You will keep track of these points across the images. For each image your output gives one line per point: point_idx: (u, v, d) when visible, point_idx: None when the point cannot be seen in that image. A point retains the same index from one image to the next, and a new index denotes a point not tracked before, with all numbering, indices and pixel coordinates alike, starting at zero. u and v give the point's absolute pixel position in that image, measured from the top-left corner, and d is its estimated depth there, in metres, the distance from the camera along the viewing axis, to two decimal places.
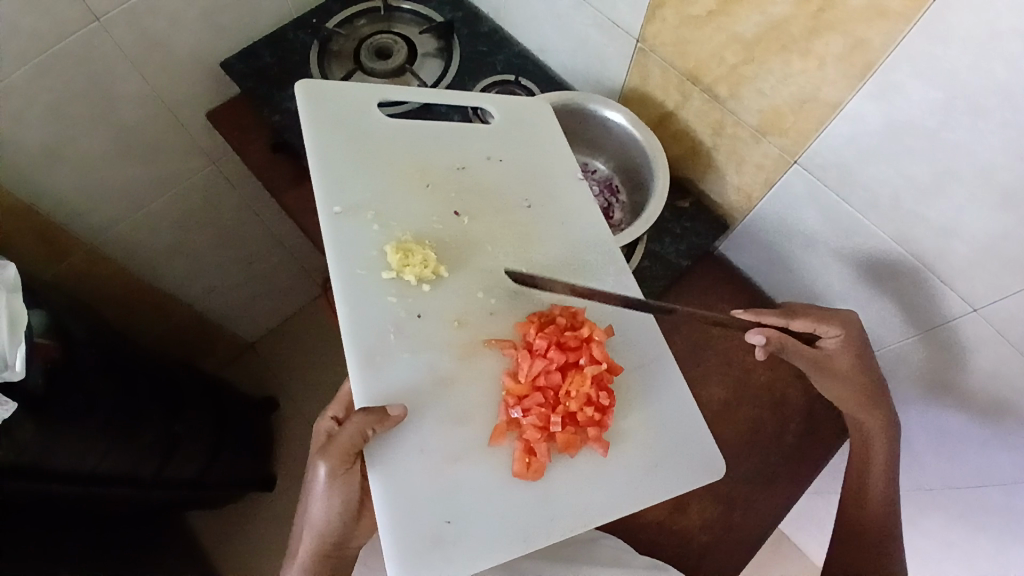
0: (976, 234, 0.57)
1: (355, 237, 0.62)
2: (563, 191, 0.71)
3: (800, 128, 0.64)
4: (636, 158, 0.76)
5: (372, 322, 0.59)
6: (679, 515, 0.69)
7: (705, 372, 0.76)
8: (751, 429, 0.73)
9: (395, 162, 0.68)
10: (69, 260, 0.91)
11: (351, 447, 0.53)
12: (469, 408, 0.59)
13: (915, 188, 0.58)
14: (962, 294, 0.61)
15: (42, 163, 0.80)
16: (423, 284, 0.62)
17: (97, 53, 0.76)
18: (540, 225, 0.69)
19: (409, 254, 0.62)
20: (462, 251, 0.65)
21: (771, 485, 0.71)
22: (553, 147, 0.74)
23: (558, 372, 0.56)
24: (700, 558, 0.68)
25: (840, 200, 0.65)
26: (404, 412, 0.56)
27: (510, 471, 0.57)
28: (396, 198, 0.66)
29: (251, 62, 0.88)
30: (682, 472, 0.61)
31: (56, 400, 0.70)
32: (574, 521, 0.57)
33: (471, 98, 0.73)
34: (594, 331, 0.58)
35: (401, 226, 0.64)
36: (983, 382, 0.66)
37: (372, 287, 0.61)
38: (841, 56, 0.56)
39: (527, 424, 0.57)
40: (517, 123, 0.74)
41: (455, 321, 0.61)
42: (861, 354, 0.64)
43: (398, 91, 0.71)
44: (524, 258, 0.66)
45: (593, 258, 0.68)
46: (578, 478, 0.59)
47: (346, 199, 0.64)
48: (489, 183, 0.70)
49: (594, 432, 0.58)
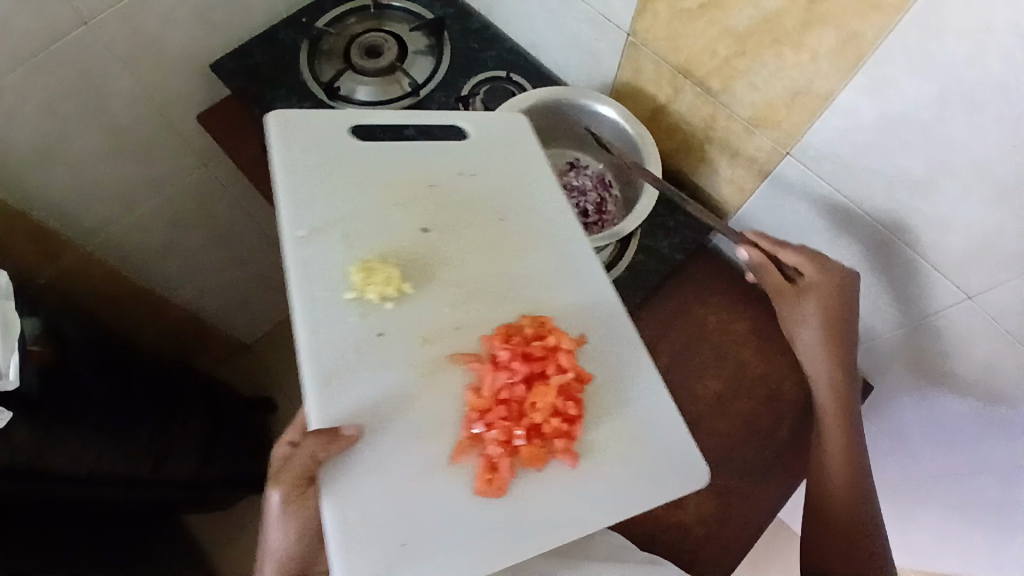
0: (969, 228, 0.57)
1: (314, 258, 0.59)
2: (541, 200, 0.67)
3: (793, 121, 0.64)
4: (627, 152, 0.75)
5: (332, 345, 0.56)
6: (675, 508, 0.69)
7: (700, 366, 0.76)
8: (747, 421, 0.74)
9: (364, 174, 0.64)
10: (60, 262, 0.89)
11: (302, 471, 0.51)
12: (428, 428, 0.55)
13: (908, 179, 0.58)
14: (957, 285, 0.61)
15: (33, 166, 0.80)
16: (386, 302, 0.58)
17: (87, 54, 0.76)
18: (518, 238, 0.64)
19: (371, 272, 0.58)
20: (429, 265, 0.61)
21: (768, 479, 0.71)
22: (533, 154, 0.69)
23: (523, 384, 0.54)
24: (697, 552, 0.68)
25: (833, 191, 0.65)
26: (358, 431, 0.53)
27: (473, 489, 0.53)
28: (359, 210, 0.62)
29: (242, 62, 0.87)
30: (664, 489, 0.56)
31: (51, 401, 0.71)
32: (540, 541, 0.53)
33: (445, 113, 0.69)
34: (562, 340, 0.56)
35: (365, 243, 0.60)
36: (979, 373, 0.66)
37: (331, 307, 0.57)
38: (834, 49, 0.56)
39: (489, 439, 0.53)
40: (498, 134, 0.70)
41: (421, 339, 0.58)
42: (835, 307, 0.65)
43: (374, 115, 0.66)
44: (501, 275, 0.62)
45: (578, 269, 0.64)
46: (546, 492, 0.54)
47: (308, 220, 0.60)
48: (459, 190, 0.66)
49: (562, 444, 0.54)
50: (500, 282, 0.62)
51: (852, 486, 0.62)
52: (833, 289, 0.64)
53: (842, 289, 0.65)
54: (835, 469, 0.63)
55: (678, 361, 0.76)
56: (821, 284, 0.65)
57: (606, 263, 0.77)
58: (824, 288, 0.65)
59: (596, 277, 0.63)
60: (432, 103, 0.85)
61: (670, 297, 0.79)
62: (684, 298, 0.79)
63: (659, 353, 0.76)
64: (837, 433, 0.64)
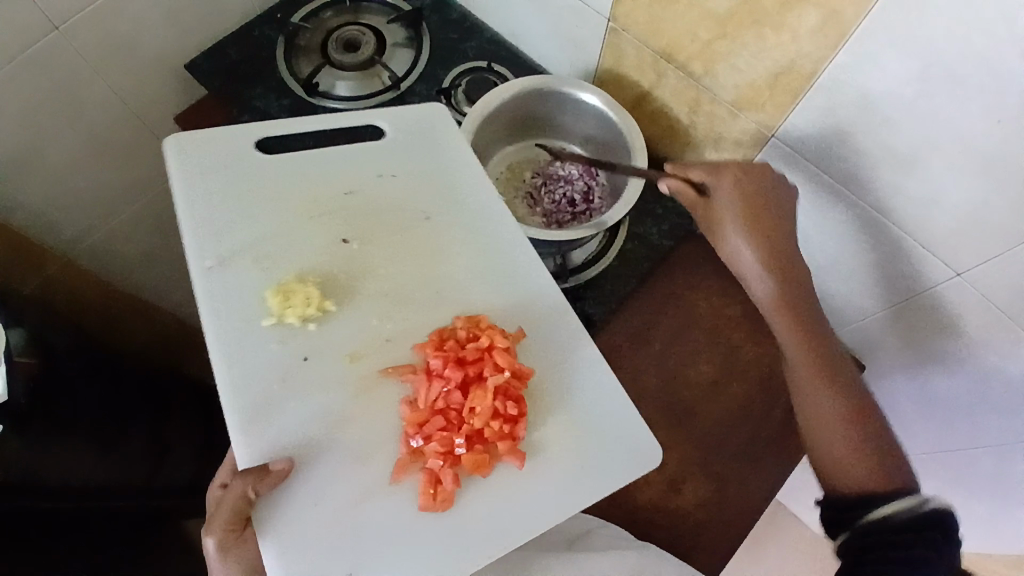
0: (957, 202, 0.57)
1: (230, 289, 0.62)
2: (460, 197, 0.69)
3: (777, 102, 0.63)
4: (613, 140, 0.73)
5: (254, 372, 0.59)
6: (672, 494, 0.70)
7: (693, 351, 0.76)
8: (741, 403, 0.74)
9: (277, 195, 0.66)
10: (47, 271, 0.87)
11: (235, 513, 0.54)
12: (368, 449, 0.58)
13: (893, 156, 0.58)
14: (946, 261, 0.61)
15: (11, 177, 0.78)
16: (308, 323, 0.62)
17: (58, 59, 0.74)
18: (438, 237, 0.67)
19: (289, 295, 0.61)
20: (350, 280, 0.64)
21: (763, 459, 0.72)
22: (445, 152, 0.70)
23: (459, 390, 0.56)
24: (696, 536, 0.69)
25: (820, 172, 0.65)
26: (290, 465, 0.56)
27: (417, 504, 0.57)
28: (277, 237, 0.65)
29: (218, 61, 0.86)
30: (604, 477, 0.60)
31: (41, 413, 0.71)
32: (488, 546, 0.57)
33: (358, 113, 0.69)
34: (495, 339, 0.58)
35: (283, 266, 0.63)
36: (969, 346, 0.67)
37: (253, 337, 0.60)
38: (815, 29, 0.56)
39: (429, 451, 0.56)
40: (413, 131, 0.71)
41: (349, 357, 0.61)
42: (751, 208, 0.62)
43: (280, 125, 0.68)
44: (427, 279, 0.65)
45: (512, 263, 0.66)
46: (493, 495, 0.58)
47: (218, 250, 0.63)
48: (383, 198, 0.68)
49: (505, 445, 0.57)
50: (424, 285, 0.65)
51: (829, 381, 0.59)
52: (737, 186, 0.62)
53: (747, 178, 0.63)
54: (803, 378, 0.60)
55: (671, 347, 0.76)
56: (722, 189, 0.63)
57: (596, 253, 0.77)
58: (727, 192, 0.63)
59: (531, 276, 0.66)
60: (413, 96, 0.84)
61: (662, 283, 0.78)
62: (674, 284, 0.79)
63: (651, 341, 0.76)
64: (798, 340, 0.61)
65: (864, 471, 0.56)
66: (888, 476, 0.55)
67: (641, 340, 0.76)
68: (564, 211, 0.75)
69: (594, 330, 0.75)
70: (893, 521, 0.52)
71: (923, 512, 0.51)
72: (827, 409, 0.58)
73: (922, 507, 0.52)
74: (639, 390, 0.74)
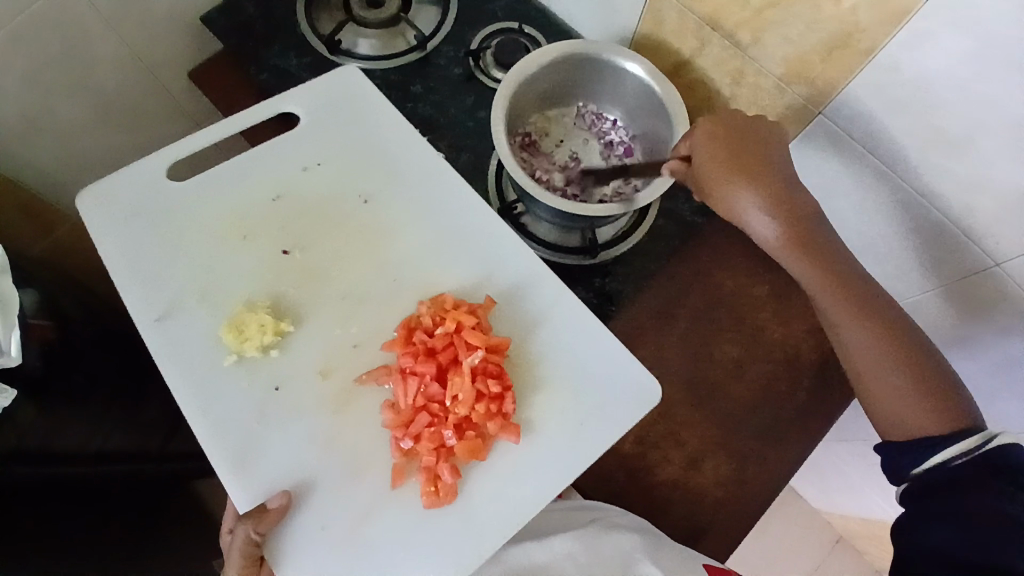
0: (1005, 188, 0.55)
1: (186, 335, 0.62)
2: (399, 178, 0.70)
3: (828, 77, 0.61)
4: (652, 111, 0.69)
5: (228, 418, 0.59)
6: (694, 472, 0.70)
7: (717, 331, 0.75)
8: (765, 383, 0.74)
9: (200, 228, 0.65)
10: (54, 234, 0.85)
11: (247, 555, 0.55)
12: (367, 447, 0.60)
13: (943, 140, 0.56)
14: (984, 249, 0.60)
15: (22, 133, 0.75)
16: (270, 351, 0.62)
17: (71, 11, 0.70)
18: (383, 219, 0.68)
19: (243, 328, 0.61)
20: (303, 291, 0.64)
21: (784, 439, 0.72)
22: (371, 143, 0.71)
23: (437, 381, 0.58)
24: (715, 514, 0.69)
25: (866, 152, 0.63)
26: (287, 498, 0.57)
27: (422, 503, 0.59)
28: (216, 269, 0.64)
29: (234, 15, 0.82)
30: (599, 431, 0.62)
31: (57, 380, 0.68)
32: (505, 525, 0.59)
33: (267, 103, 0.69)
34: (461, 319, 0.60)
35: (228, 295, 0.63)
36: (1001, 334, 0.66)
37: (219, 379, 0.61)
38: (876, 2, 0.53)
39: (422, 449, 0.58)
40: (326, 108, 0.71)
41: (320, 373, 0.62)
42: (744, 159, 0.58)
43: (192, 141, 0.67)
44: (387, 269, 0.66)
45: (473, 235, 0.68)
46: (498, 478, 0.60)
47: (161, 303, 0.63)
48: (312, 194, 0.68)
49: (496, 423, 0.59)
50: (384, 275, 0.66)
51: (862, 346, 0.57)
52: (718, 139, 0.59)
53: (720, 128, 0.59)
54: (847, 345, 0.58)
55: (697, 325, 0.75)
56: (705, 149, 0.59)
57: (626, 228, 0.76)
58: (711, 151, 0.59)
59: (500, 249, 0.68)
60: (439, 57, 0.81)
61: (691, 260, 0.77)
62: (701, 262, 0.77)
63: (676, 320, 0.75)
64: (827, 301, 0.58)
65: (921, 412, 0.54)
66: (946, 410, 0.54)
67: (666, 319, 0.75)
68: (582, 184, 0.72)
69: (620, 308, 0.74)
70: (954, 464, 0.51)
71: (986, 451, 0.51)
72: (866, 362, 0.57)
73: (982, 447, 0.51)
74: (663, 369, 0.73)
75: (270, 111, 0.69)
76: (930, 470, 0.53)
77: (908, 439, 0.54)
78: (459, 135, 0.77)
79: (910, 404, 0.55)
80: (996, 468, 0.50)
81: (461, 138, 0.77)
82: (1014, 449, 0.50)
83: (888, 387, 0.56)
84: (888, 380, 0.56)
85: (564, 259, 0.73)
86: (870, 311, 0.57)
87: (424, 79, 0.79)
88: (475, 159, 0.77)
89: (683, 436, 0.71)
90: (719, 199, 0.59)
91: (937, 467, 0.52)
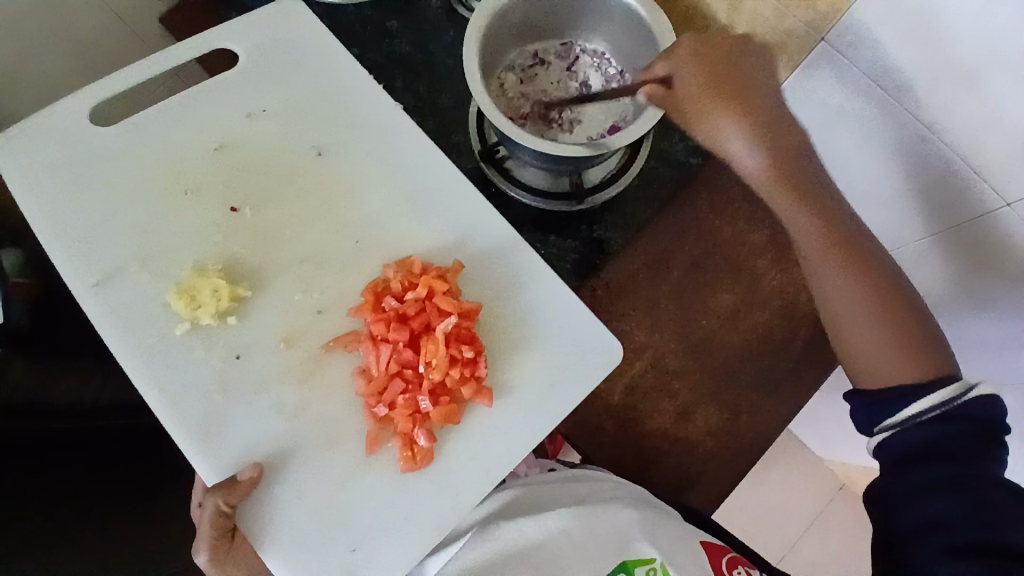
0: (1018, 124, 0.50)
1: (133, 301, 0.61)
2: (353, 129, 0.68)
3: (830, 2, 0.55)
4: (643, 44, 0.62)
5: (184, 391, 0.59)
6: (684, 423, 0.69)
7: (711, 281, 0.72)
8: (761, 333, 0.71)
9: (141, 186, 0.64)
10: None
11: (216, 528, 0.55)
12: (333, 417, 0.60)
13: (954, 69, 0.51)
14: (996, 189, 0.55)
15: None
16: (226, 318, 0.61)
17: None
18: (338, 172, 0.66)
19: (196, 294, 0.60)
20: (258, 256, 0.63)
21: (777, 391, 0.70)
22: (317, 87, 0.68)
23: (409, 347, 0.57)
24: (705, 464, 0.69)
25: (872, 83, 0.58)
26: (259, 470, 0.57)
27: (400, 467, 0.59)
28: (161, 231, 0.63)
29: None
30: (566, 385, 0.63)
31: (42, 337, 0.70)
32: (478, 479, 0.60)
33: (203, 38, 0.67)
34: (432, 284, 0.58)
35: (177, 260, 0.62)
36: (1008, 285, 0.62)
37: (172, 348, 0.60)
38: None
39: (397, 416, 0.58)
40: (264, 46, 0.69)
41: (283, 341, 0.61)
42: (727, 85, 0.54)
43: (116, 82, 0.66)
44: (347, 230, 0.65)
45: (438, 191, 0.66)
46: (470, 438, 0.61)
47: (103, 269, 0.61)
48: (260, 147, 0.66)
49: (472, 387, 0.59)
50: (347, 235, 0.64)
51: (842, 289, 0.54)
52: (703, 65, 0.54)
53: (705, 46, 0.54)
54: (829, 287, 0.55)
55: (690, 274, 0.72)
56: (691, 72, 0.54)
57: (616, 170, 0.71)
58: (698, 74, 0.54)
59: (453, 199, 0.66)
60: None
61: (686, 208, 0.73)
62: (697, 209, 0.73)
63: (670, 267, 0.72)
64: (800, 227, 0.55)
65: (900, 358, 0.52)
66: (918, 354, 0.52)
67: (659, 268, 0.72)
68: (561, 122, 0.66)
69: (608, 258, 0.70)
70: (922, 420, 0.50)
71: (960, 403, 0.49)
72: (844, 304, 0.54)
73: (959, 399, 0.49)
74: (654, 321, 0.71)
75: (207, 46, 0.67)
76: (900, 424, 0.50)
77: (883, 393, 0.52)
78: (439, 74, 0.73)
79: (886, 348, 0.53)
80: (970, 418, 0.48)
81: (442, 79, 0.73)
82: (992, 405, 0.49)
83: (875, 329, 0.53)
84: (865, 325, 0.53)
85: (553, 206, 0.69)
86: (857, 246, 0.54)
87: (402, 14, 0.74)
88: (456, 100, 0.72)
89: (674, 387, 0.70)
90: (705, 129, 0.54)
91: (906, 420, 0.50)
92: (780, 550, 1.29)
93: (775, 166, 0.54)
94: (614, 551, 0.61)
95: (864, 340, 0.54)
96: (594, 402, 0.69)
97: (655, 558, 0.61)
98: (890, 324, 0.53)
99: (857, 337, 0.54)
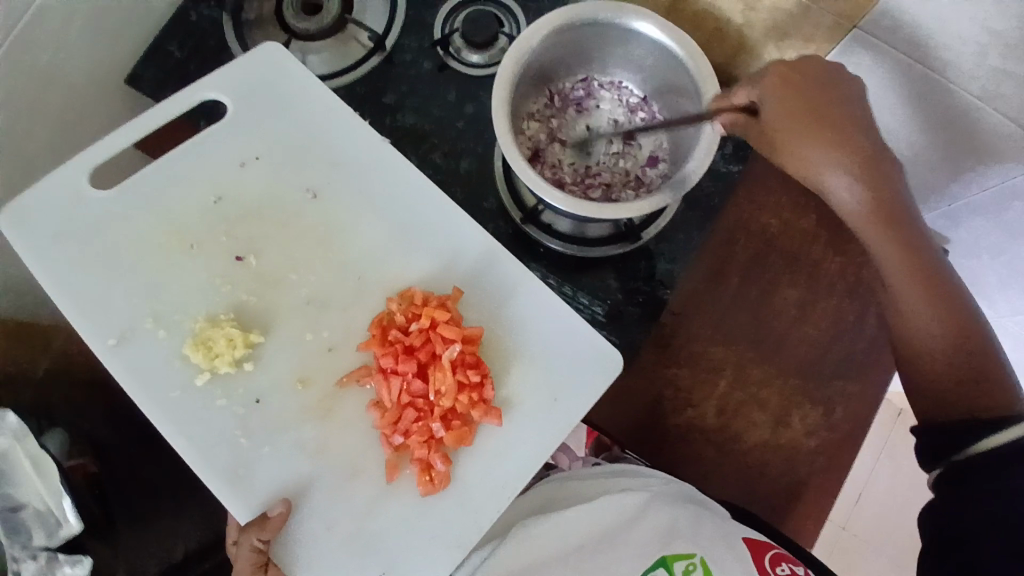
0: None
1: (148, 357, 0.58)
2: (347, 161, 0.64)
3: None
4: (670, 71, 0.60)
5: (212, 438, 0.57)
6: (782, 429, 0.69)
7: (773, 279, 0.70)
8: (833, 324, 0.70)
9: (138, 241, 0.60)
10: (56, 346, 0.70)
11: (251, 563, 0.53)
12: (352, 453, 0.58)
13: (1004, 43, 0.50)
14: None
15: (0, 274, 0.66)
16: (243, 363, 0.58)
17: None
18: (332, 214, 0.63)
19: (211, 344, 0.57)
20: (265, 310, 0.60)
21: (865, 372, 0.70)
22: (305, 151, 0.64)
23: (419, 377, 0.55)
24: (812, 463, 0.69)
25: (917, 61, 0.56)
26: (287, 505, 0.55)
27: (419, 491, 0.58)
28: (169, 285, 0.59)
29: (159, 62, 0.69)
30: (583, 382, 0.61)
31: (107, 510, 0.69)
32: (497, 496, 0.58)
33: (186, 93, 0.62)
34: (435, 315, 0.55)
35: (183, 313, 0.59)
36: None
37: (197, 406, 0.58)
38: None
39: (413, 443, 0.56)
40: (253, 87, 0.65)
41: (299, 382, 0.59)
42: (820, 113, 0.52)
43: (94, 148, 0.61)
44: (351, 266, 0.62)
45: (488, 274, 0.63)
46: (485, 455, 0.59)
47: (117, 326, 0.58)
48: (255, 192, 0.62)
49: (480, 410, 0.56)
50: (350, 269, 0.61)
51: (925, 316, 0.53)
52: (787, 90, 0.53)
53: (789, 67, 0.53)
54: (907, 303, 0.54)
55: (756, 279, 0.70)
56: (773, 94, 0.53)
57: None
58: (780, 97, 0.53)
59: (450, 216, 0.63)
60: (403, 54, 0.70)
61: (732, 213, 0.71)
62: (740, 212, 0.71)
63: (727, 276, 0.70)
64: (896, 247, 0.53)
65: (976, 391, 0.52)
66: (994, 389, 0.52)
67: (718, 279, 0.70)
68: (599, 164, 0.63)
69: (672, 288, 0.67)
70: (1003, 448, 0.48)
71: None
72: (923, 320, 0.53)
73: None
74: (726, 335, 0.69)
75: (189, 101, 0.63)
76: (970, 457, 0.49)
77: (955, 424, 0.51)
78: (450, 138, 0.69)
79: (966, 375, 0.52)
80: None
81: (455, 143, 0.69)
82: None
83: (952, 356, 0.53)
84: (949, 348, 0.53)
85: (605, 251, 0.67)
86: (939, 282, 0.54)
87: (397, 84, 0.69)
88: (477, 163, 0.68)
89: (763, 396, 0.69)
90: (794, 156, 0.53)
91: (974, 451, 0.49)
92: (852, 497, 1.31)
93: (868, 190, 0.52)
94: (652, 546, 0.55)
95: (947, 361, 0.53)
96: (690, 433, 0.68)
97: (695, 552, 0.54)
98: (973, 355, 0.53)
99: (939, 359, 0.53)
